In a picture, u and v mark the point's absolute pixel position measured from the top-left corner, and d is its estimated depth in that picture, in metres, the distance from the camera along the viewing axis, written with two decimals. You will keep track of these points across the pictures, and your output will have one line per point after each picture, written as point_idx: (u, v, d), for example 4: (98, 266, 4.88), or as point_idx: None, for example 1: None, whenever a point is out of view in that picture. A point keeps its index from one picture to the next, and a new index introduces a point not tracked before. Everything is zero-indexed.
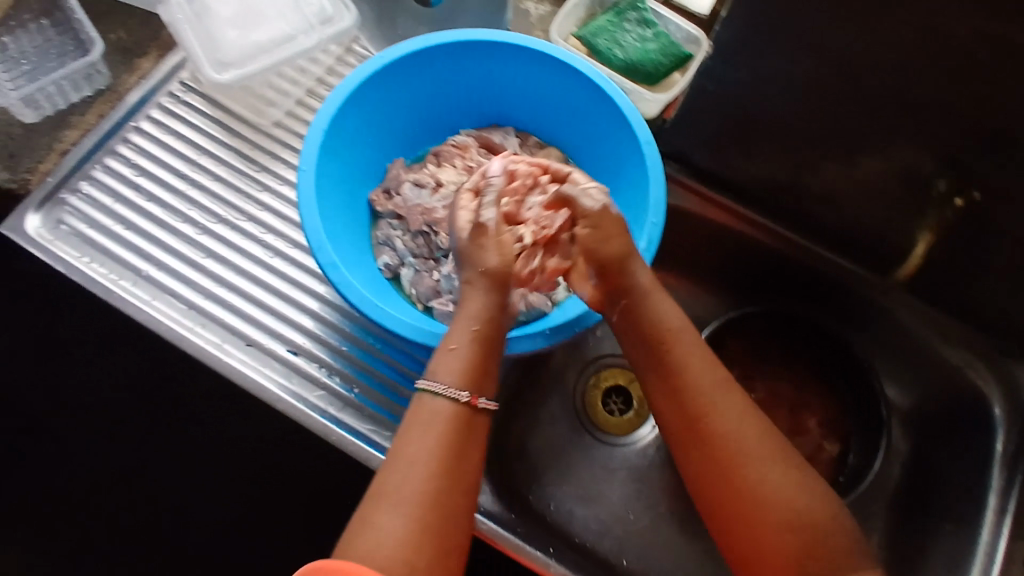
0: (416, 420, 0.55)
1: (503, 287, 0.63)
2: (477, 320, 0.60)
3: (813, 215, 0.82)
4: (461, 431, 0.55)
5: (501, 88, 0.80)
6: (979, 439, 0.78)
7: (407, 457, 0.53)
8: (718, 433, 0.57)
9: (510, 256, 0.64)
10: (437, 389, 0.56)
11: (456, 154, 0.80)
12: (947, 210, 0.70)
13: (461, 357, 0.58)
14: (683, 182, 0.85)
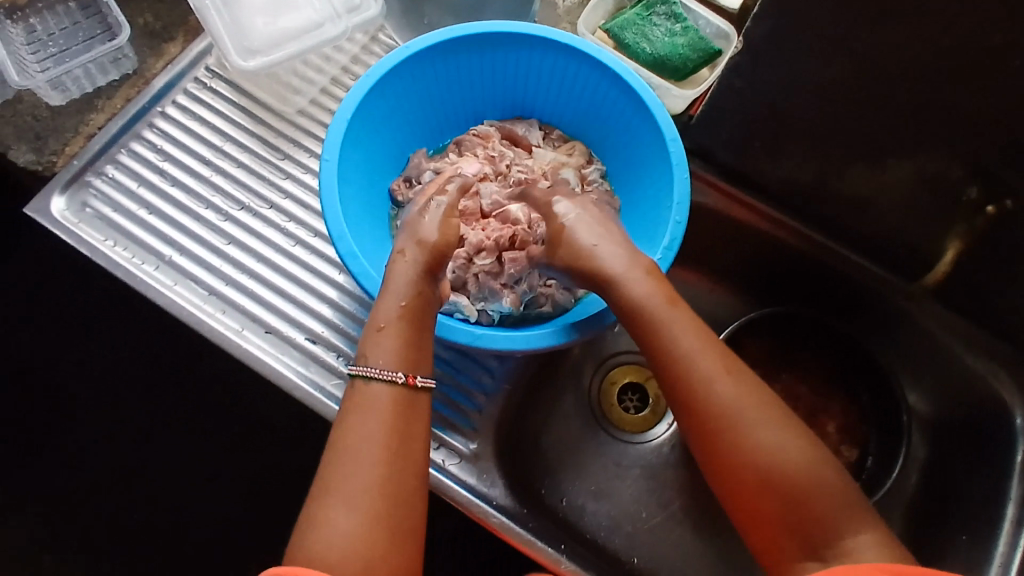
0: (358, 411, 0.54)
1: (433, 268, 0.63)
2: (406, 296, 0.60)
3: (841, 218, 0.80)
4: (402, 416, 0.54)
5: (525, 80, 0.79)
6: (999, 450, 0.76)
7: (351, 452, 0.52)
8: (712, 421, 0.55)
9: (449, 237, 0.66)
10: (370, 372, 0.55)
11: (478, 145, 0.79)
12: (978, 219, 0.72)
13: (392, 334, 0.58)
14: (704, 176, 0.83)
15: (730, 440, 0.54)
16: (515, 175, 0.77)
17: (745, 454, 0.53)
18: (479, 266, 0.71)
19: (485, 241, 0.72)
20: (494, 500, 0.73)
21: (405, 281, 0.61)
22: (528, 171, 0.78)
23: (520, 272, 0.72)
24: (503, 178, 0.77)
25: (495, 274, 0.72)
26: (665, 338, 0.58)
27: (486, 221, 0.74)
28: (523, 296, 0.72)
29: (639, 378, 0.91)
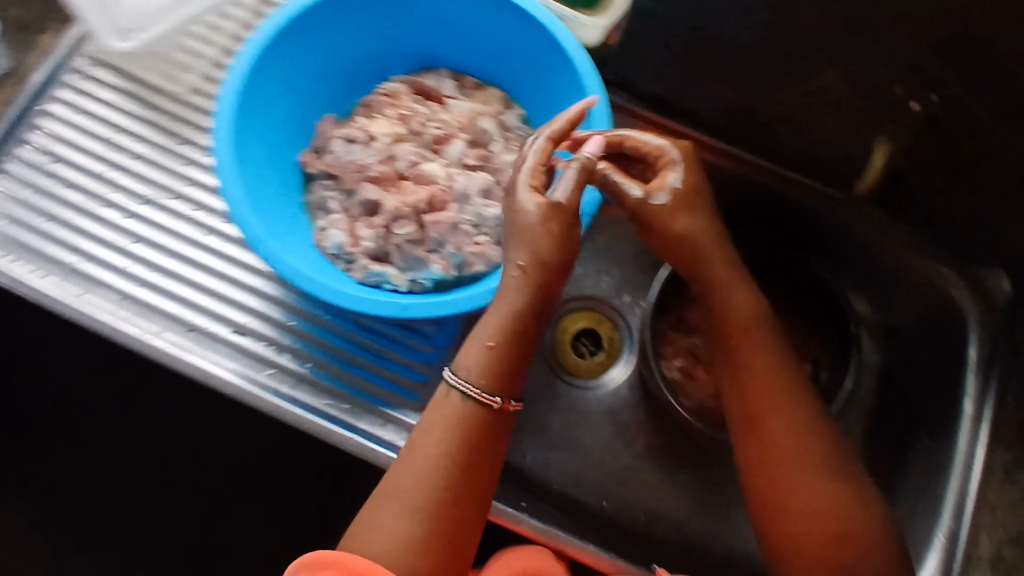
0: (435, 416, 0.59)
1: (547, 287, 0.60)
2: (519, 320, 0.59)
3: (774, 135, 0.77)
4: (478, 445, 0.58)
5: (428, 27, 0.74)
6: (950, 347, 0.77)
7: (421, 453, 0.57)
8: (768, 415, 0.61)
9: (569, 251, 0.60)
10: (470, 392, 0.58)
11: (387, 103, 0.74)
12: (906, 120, 0.68)
13: (487, 360, 0.59)
14: (638, 114, 0.82)
15: (780, 424, 0.61)
16: (431, 131, 0.73)
17: (780, 440, 0.60)
18: (402, 233, 0.68)
19: (404, 207, 0.68)
20: None
21: (513, 303, 0.59)
22: (444, 125, 0.73)
23: (442, 233, 0.68)
24: (418, 136, 0.73)
25: (420, 239, 0.68)
26: (747, 353, 0.64)
27: (405, 184, 0.70)
28: (455, 260, 0.68)
29: (591, 323, 0.90)
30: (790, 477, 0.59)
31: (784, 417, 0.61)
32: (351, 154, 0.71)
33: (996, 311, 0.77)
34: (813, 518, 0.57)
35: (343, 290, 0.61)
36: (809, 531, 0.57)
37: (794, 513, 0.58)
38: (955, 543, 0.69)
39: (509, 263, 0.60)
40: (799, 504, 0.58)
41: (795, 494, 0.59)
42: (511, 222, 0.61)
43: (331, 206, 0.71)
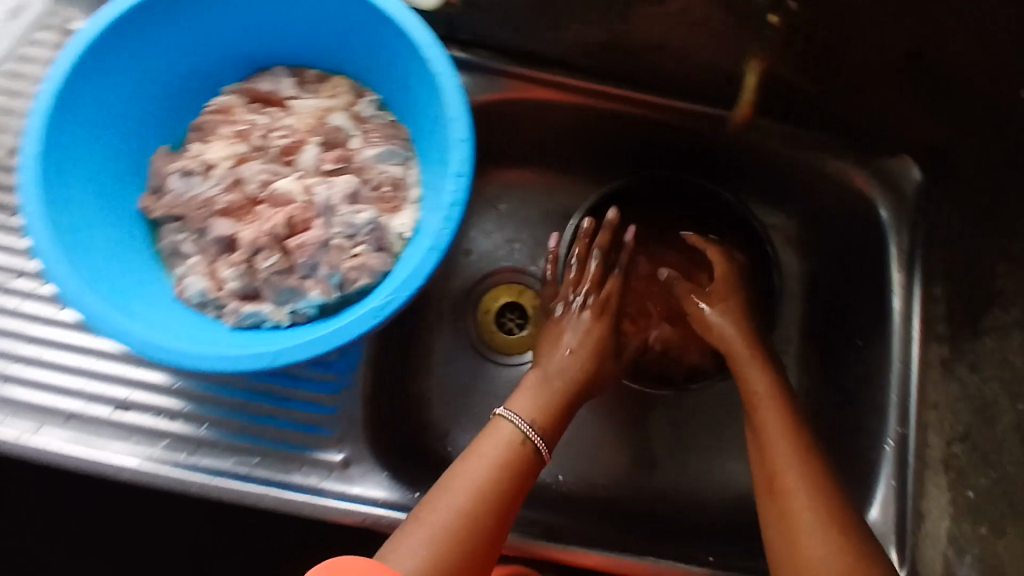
0: (482, 443, 0.63)
1: (593, 356, 0.70)
2: (561, 376, 0.68)
3: (649, 66, 0.72)
4: (513, 470, 0.61)
5: (246, 24, 0.66)
6: (871, 247, 0.75)
7: (466, 471, 0.61)
8: (763, 407, 0.64)
9: (600, 349, 0.70)
10: (512, 417, 0.65)
11: (221, 120, 0.66)
12: (768, 32, 0.62)
13: (550, 394, 0.67)
14: (504, 71, 0.74)
15: (774, 411, 0.64)
16: (276, 142, 0.65)
17: (768, 424, 0.63)
18: (265, 266, 0.61)
19: (262, 236, 0.61)
20: (372, 500, 0.66)
21: (557, 375, 0.68)
22: (290, 132, 0.66)
23: (311, 253, 0.62)
24: (262, 151, 0.65)
25: (289, 266, 0.62)
26: (767, 409, 0.64)
27: (259, 209, 0.63)
28: (333, 280, 0.62)
29: (513, 296, 0.86)
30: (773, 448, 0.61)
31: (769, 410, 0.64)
32: (191, 189, 0.64)
33: (908, 200, 0.74)
34: (786, 472, 0.59)
35: (202, 353, 0.56)
36: (791, 487, 0.58)
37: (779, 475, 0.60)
38: (905, 446, 0.69)
39: (559, 346, 0.70)
40: (780, 463, 0.60)
41: (777, 462, 0.60)
42: (562, 320, 0.72)
43: (187, 250, 0.64)
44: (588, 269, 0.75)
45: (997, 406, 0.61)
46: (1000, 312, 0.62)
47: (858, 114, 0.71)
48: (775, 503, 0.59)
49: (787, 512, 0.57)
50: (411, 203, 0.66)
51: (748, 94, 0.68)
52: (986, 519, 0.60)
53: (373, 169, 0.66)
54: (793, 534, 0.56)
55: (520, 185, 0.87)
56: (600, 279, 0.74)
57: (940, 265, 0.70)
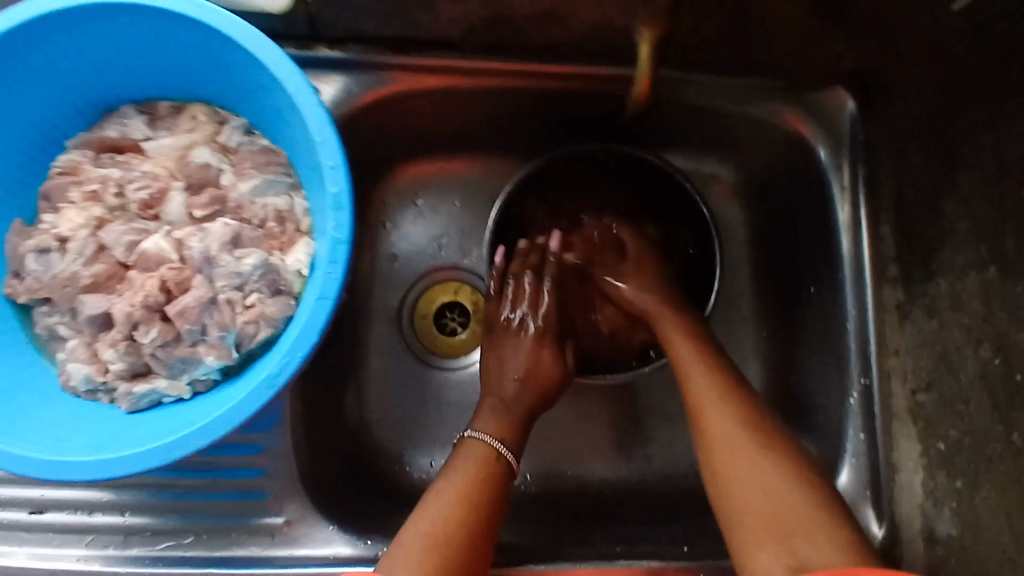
0: (458, 459, 0.60)
1: (542, 380, 0.66)
2: (515, 408, 0.64)
3: (541, 37, 0.63)
4: (489, 476, 0.58)
5: (73, 67, 0.57)
6: (813, 189, 0.69)
7: (451, 489, 0.56)
8: (678, 344, 0.61)
9: (550, 369, 0.66)
10: (482, 436, 0.61)
11: (69, 183, 0.59)
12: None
13: (509, 414, 0.64)
14: (382, 62, 0.66)
15: (691, 349, 0.60)
16: (134, 197, 0.58)
17: (685, 363, 0.59)
18: (148, 341, 0.55)
19: (136, 308, 0.55)
20: (328, 553, 0.63)
21: (509, 406, 0.64)
22: (148, 181, 0.59)
23: (196, 314, 0.55)
24: (122, 211, 0.59)
25: (175, 334, 0.56)
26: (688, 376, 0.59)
27: (131, 276, 0.57)
28: (228, 341, 0.56)
29: (450, 294, 0.79)
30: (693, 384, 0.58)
31: (685, 351, 0.60)
32: (52, 268, 0.57)
33: (845, 134, 0.68)
34: (710, 406, 0.56)
35: (88, 460, 0.51)
36: (713, 420, 0.55)
37: (702, 410, 0.56)
38: (870, 398, 0.65)
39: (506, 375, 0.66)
40: (704, 398, 0.56)
41: (701, 401, 0.56)
42: (506, 346, 0.68)
43: (64, 335, 0.58)
44: (526, 285, 0.69)
45: (960, 353, 0.57)
46: (953, 253, 0.57)
47: (780, 52, 0.64)
48: (702, 440, 0.55)
49: (715, 448, 0.54)
50: (303, 235, 0.59)
51: (646, 68, 0.56)
52: (960, 471, 0.57)
53: (252, 205, 0.59)
54: (725, 471, 0.52)
55: (433, 177, 0.79)
56: (539, 292, 0.69)
57: (887, 202, 0.65)
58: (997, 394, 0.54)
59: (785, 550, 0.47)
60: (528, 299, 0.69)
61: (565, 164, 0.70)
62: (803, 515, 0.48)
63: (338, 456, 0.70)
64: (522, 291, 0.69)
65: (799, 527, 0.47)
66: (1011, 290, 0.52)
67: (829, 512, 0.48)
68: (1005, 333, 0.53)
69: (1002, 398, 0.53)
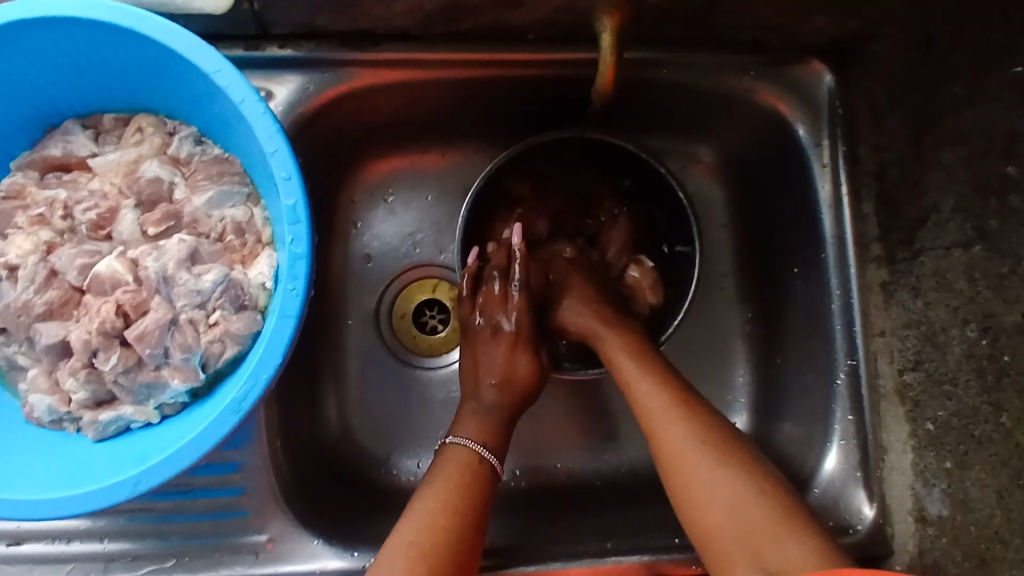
0: (442, 466, 0.58)
1: (518, 386, 0.63)
2: (495, 413, 0.62)
3: (499, 23, 0.60)
4: (471, 479, 0.57)
5: (8, 85, 0.54)
6: (793, 166, 0.66)
7: (436, 496, 0.55)
8: (619, 358, 0.59)
9: (530, 370, 0.64)
10: (465, 441, 0.60)
11: (15, 208, 0.56)
12: None
13: (490, 417, 0.62)
14: (337, 57, 0.62)
15: (633, 363, 0.58)
16: (83, 218, 0.56)
17: (630, 378, 0.57)
18: (109, 368, 0.53)
19: (93, 335, 0.53)
20: (315, 566, 0.62)
21: (490, 412, 0.62)
22: (96, 201, 0.56)
23: (158, 339, 0.53)
24: (72, 233, 0.56)
25: (137, 359, 0.54)
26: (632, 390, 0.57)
27: (87, 301, 0.54)
28: (193, 362, 0.54)
29: (427, 293, 0.77)
30: (641, 400, 0.56)
31: (627, 364, 0.58)
32: (3, 297, 0.55)
33: (823, 109, 0.64)
34: (661, 422, 0.54)
35: (52, 498, 0.49)
36: (668, 437, 0.53)
37: (656, 427, 0.54)
38: (857, 378, 0.63)
39: (483, 382, 0.64)
40: (654, 415, 0.54)
41: (652, 418, 0.55)
42: (482, 351, 0.65)
43: (24, 365, 0.56)
44: (500, 287, 0.65)
45: (946, 334, 0.58)
46: (937, 231, 0.58)
47: (752, 27, 0.61)
48: (661, 459, 0.53)
49: (675, 466, 0.52)
50: (265, 246, 0.57)
51: (607, 58, 0.57)
52: (949, 451, 0.57)
53: (208, 219, 0.57)
54: (687, 488, 0.51)
55: (400, 174, 0.76)
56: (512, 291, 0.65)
57: (868, 177, 0.62)
58: (986, 374, 0.56)
59: (761, 564, 0.46)
60: (500, 300, 0.65)
61: (536, 154, 0.68)
62: (774, 523, 0.47)
63: (318, 466, 0.69)
64: (494, 295, 0.65)
65: (772, 536, 0.46)
66: (998, 269, 0.55)
67: (794, 510, 0.47)
68: (994, 314, 0.56)
69: None
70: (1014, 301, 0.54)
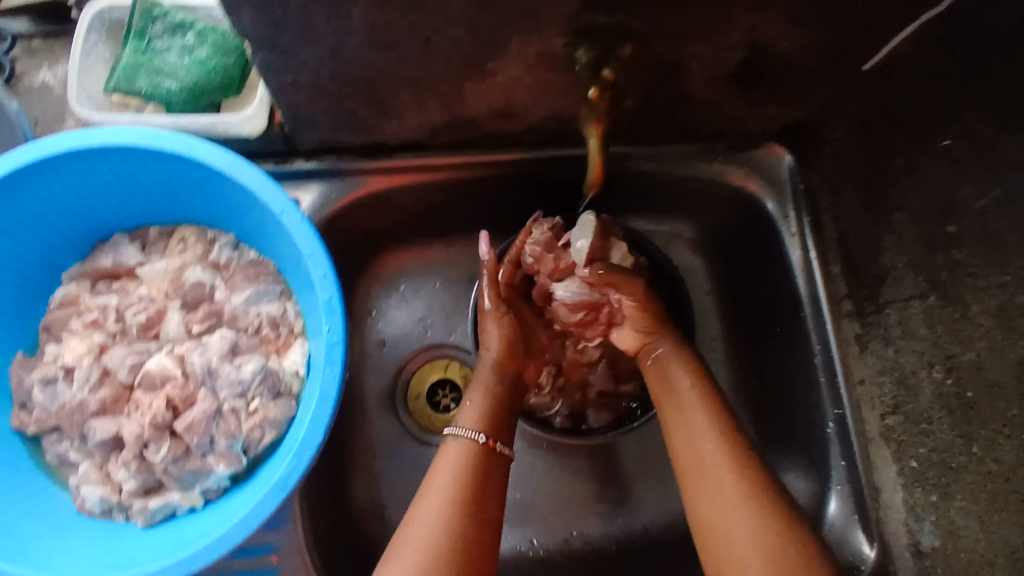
0: (441, 464, 0.61)
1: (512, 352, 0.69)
2: (491, 381, 0.67)
3: (499, 132, 0.69)
4: (474, 468, 0.61)
5: (68, 206, 0.61)
6: (764, 236, 0.75)
7: (436, 497, 0.58)
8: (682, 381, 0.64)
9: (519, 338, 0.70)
10: (460, 432, 0.63)
11: (70, 315, 0.62)
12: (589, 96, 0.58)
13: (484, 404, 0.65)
14: (360, 167, 0.71)
15: (697, 397, 0.62)
16: (133, 320, 0.62)
17: (691, 411, 0.62)
18: (159, 459, 0.58)
19: (145, 428, 0.58)
20: None
21: (488, 379, 0.67)
22: (145, 305, 0.62)
23: (205, 427, 0.58)
24: (123, 334, 0.62)
25: (185, 448, 0.59)
26: (688, 412, 0.62)
27: (137, 396, 0.59)
28: (236, 448, 0.59)
29: (440, 372, 0.81)
30: (697, 433, 0.60)
31: (685, 389, 0.63)
32: (58, 397, 0.60)
33: (786, 185, 0.74)
34: (716, 458, 0.58)
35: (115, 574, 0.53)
36: (721, 471, 0.57)
37: (707, 450, 0.59)
38: (845, 425, 0.69)
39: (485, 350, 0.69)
40: (709, 442, 0.59)
41: (706, 449, 0.59)
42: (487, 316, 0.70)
43: (75, 460, 0.60)
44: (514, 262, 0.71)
45: (916, 376, 0.61)
46: (897, 284, 0.62)
47: (718, 120, 0.70)
48: (703, 488, 0.58)
49: (717, 499, 0.56)
50: (297, 336, 0.63)
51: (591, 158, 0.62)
52: (933, 484, 0.60)
53: (246, 314, 0.63)
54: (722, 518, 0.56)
55: (410, 265, 0.83)
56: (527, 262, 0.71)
57: (833, 244, 0.70)
58: (954, 411, 0.58)
59: None
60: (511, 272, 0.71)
61: None
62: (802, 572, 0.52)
63: (344, 548, 0.72)
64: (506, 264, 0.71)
65: None
66: (952, 314, 0.57)
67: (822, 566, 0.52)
68: (954, 355, 0.57)
69: (959, 414, 0.57)
70: (968, 341, 0.56)
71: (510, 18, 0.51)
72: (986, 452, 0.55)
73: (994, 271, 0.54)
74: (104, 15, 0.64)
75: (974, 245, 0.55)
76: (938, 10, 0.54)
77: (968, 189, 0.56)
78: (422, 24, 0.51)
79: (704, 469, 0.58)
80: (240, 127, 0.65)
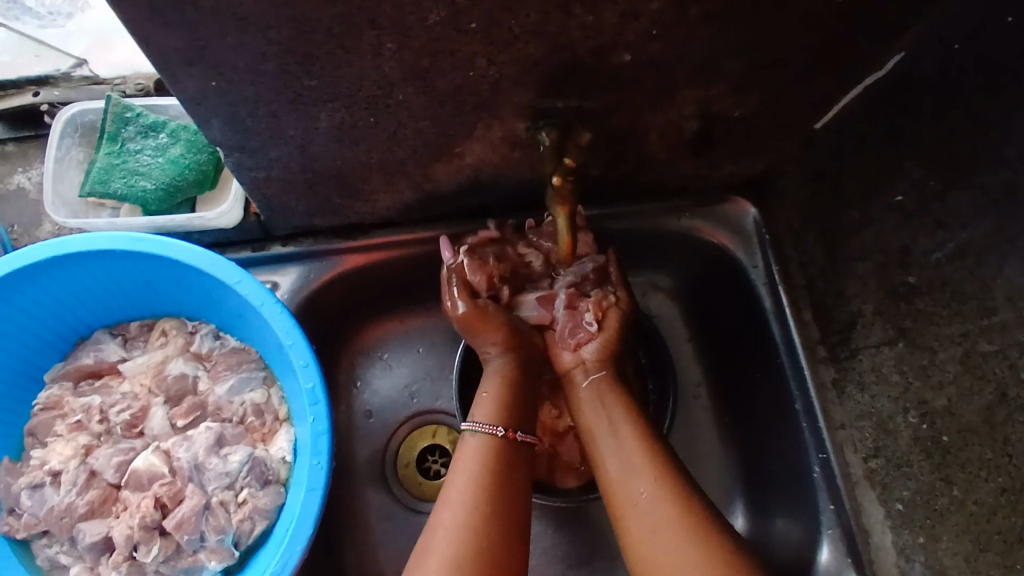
0: (457, 462, 0.62)
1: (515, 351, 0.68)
2: (492, 379, 0.67)
3: (471, 205, 0.72)
4: (493, 462, 0.62)
5: (47, 306, 0.62)
6: (738, 282, 0.76)
7: (454, 497, 0.59)
8: (609, 400, 0.65)
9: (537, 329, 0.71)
10: (476, 427, 0.64)
11: (53, 417, 0.62)
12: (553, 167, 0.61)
13: (498, 398, 0.66)
14: (343, 247, 0.72)
15: (621, 411, 0.64)
16: (117, 419, 0.62)
17: (619, 425, 0.64)
18: (151, 559, 0.57)
19: (134, 529, 0.57)
20: None
21: (490, 376, 0.68)
22: (129, 403, 0.63)
23: (196, 524, 0.58)
24: (108, 435, 0.62)
25: (175, 546, 0.58)
26: (620, 427, 0.63)
27: (124, 496, 0.59)
28: (227, 542, 0.58)
29: (428, 438, 0.80)
30: (630, 443, 0.62)
31: (613, 405, 0.65)
32: (47, 501, 0.59)
33: (752, 236, 0.76)
34: (653, 462, 0.61)
35: None
36: (662, 475, 0.60)
37: (643, 456, 0.61)
38: (831, 469, 0.68)
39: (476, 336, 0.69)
40: (646, 450, 0.62)
41: (638, 481, 0.60)
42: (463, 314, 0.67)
43: (65, 563, 0.59)
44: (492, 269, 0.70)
45: (894, 421, 0.62)
46: (866, 330, 0.64)
47: (679, 180, 0.74)
48: (649, 490, 0.59)
49: (663, 496, 0.58)
50: (282, 422, 0.63)
51: (565, 235, 0.65)
52: (919, 526, 0.61)
53: (230, 404, 0.63)
54: (662, 549, 0.56)
55: (392, 332, 0.82)
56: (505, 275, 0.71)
57: (801, 290, 0.72)
58: (932, 454, 0.59)
59: None
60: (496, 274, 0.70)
61: None
62: None
63: None
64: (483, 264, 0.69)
65: None
66: (921, 360, 0.59)
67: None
68: (927, 400, 0.59)
69: (938, 456, 0.58)
70: (939, 386, 0.58)
71: (469, 110, 0.56)
72: (966, 493, 0.56)
73: (956, 320, 0.56)
74: (77, 120, 0.68)
75: (934, 294, 0.57)
76: (879, 73, 0.60)
77: (921, 242, 0.58)
78: (388, 120, 0.55)
79: (643, 470, 0.60)
80: (216, 221, 0.67)
